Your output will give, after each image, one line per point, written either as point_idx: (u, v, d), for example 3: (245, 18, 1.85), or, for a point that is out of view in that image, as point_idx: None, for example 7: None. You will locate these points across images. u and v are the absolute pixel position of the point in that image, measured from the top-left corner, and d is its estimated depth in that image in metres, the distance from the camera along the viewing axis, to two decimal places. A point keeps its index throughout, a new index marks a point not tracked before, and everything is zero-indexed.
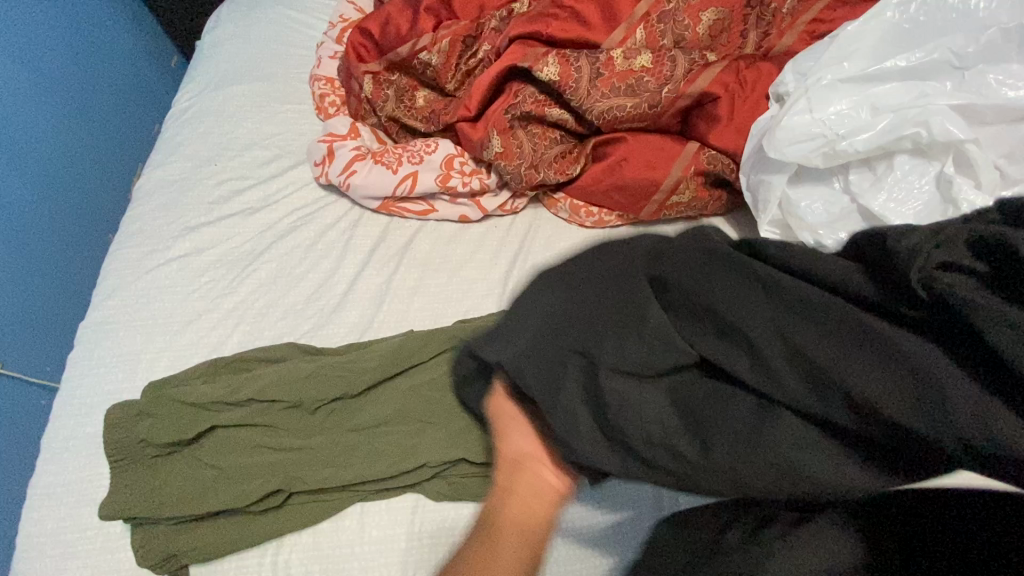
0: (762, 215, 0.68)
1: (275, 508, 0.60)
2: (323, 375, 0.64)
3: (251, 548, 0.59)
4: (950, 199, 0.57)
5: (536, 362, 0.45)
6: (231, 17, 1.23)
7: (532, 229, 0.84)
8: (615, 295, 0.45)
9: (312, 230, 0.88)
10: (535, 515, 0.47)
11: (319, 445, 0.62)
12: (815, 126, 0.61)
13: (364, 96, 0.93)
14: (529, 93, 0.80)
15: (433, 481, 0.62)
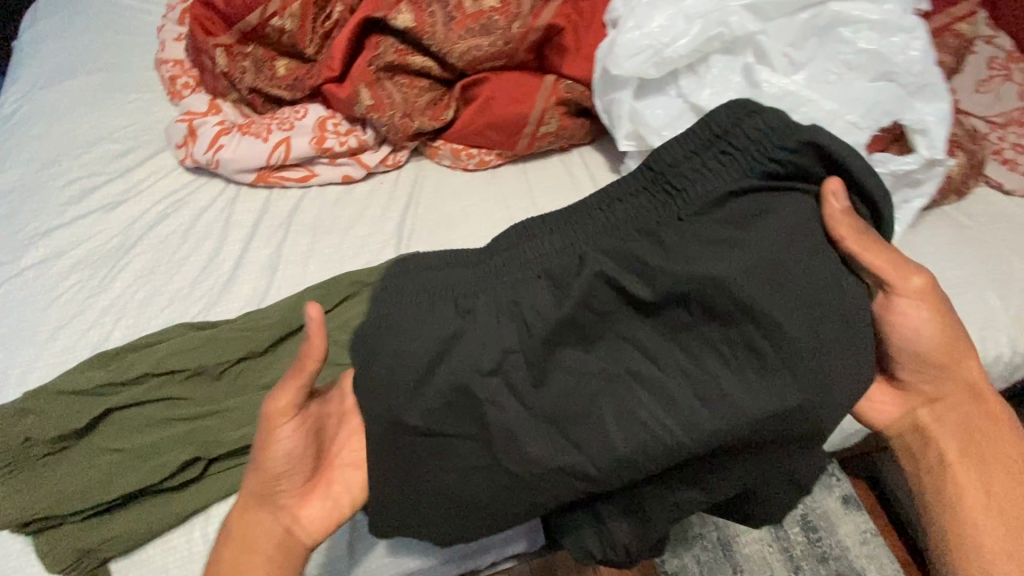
0: (620, 130, 0.80)
1: (190, 484, 0.58)
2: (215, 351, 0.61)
3: (176, 529, 0.57)
4: (755, 84, 0.69)
5: (429, 321, 0.52)
6: (47, 11, 1.11)
7: (418, 179, 0.89)
8: (699, 313, 0.50)
9: (186, 214, 0.84)
10: (290, 455, 0.51)
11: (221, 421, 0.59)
12: (646, 39, 0.71)
13: (219, 70, 0.90)
14: (390, 44, 0.82)
15: None
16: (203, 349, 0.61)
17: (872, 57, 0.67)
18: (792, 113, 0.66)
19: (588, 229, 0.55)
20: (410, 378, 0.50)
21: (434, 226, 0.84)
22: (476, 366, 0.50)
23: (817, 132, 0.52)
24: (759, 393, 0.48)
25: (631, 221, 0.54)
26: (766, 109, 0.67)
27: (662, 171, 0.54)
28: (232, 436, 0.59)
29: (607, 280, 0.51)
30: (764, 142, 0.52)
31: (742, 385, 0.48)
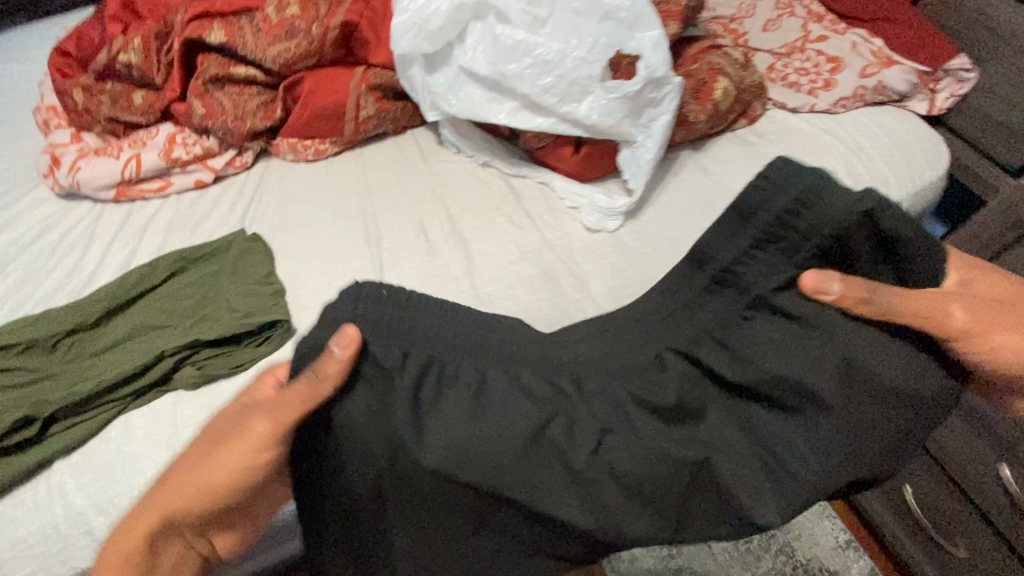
0: (423, 102, 0.89)
1: (42, 434, 0.69)
2: (49, 325, 0.73)
3: (42, 471, 0.69)
4: (506, 40, 0.79)
5: (501, 410, 0.49)
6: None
7: (265, 175, 1.00)
8: (758, 410, 0.53)
9: (57, 234, 0.94)
10: (200, 494, 0.45)
11: (55, 381, 0.70)
12: (414, 18, 0.81)
13: (79, 107, 1.00)
14: (214, 60, 0.94)
15: (173, 378, 0.73)
16: (40, 325, 0.73)
17: (592, 2, 0.78)
18: (535, 59, 0.78)
19: (681, 325, 0.56)
20: (433, 410, 0.48)
21: (274, 212, 0.93)
22: (528, 487, 0.48)
23: (872, 193, 0.51)
24: (745, 492, 0.51)
25: (695, 321, 0.55)
26: (514, 59, 0.78)
27: (788, 262, 0.52)
28: (62, 392, 0.69)
29: (677, 356, 0.55)
30: (838, 212, 0.50)
31: (771, 483, 0.51)
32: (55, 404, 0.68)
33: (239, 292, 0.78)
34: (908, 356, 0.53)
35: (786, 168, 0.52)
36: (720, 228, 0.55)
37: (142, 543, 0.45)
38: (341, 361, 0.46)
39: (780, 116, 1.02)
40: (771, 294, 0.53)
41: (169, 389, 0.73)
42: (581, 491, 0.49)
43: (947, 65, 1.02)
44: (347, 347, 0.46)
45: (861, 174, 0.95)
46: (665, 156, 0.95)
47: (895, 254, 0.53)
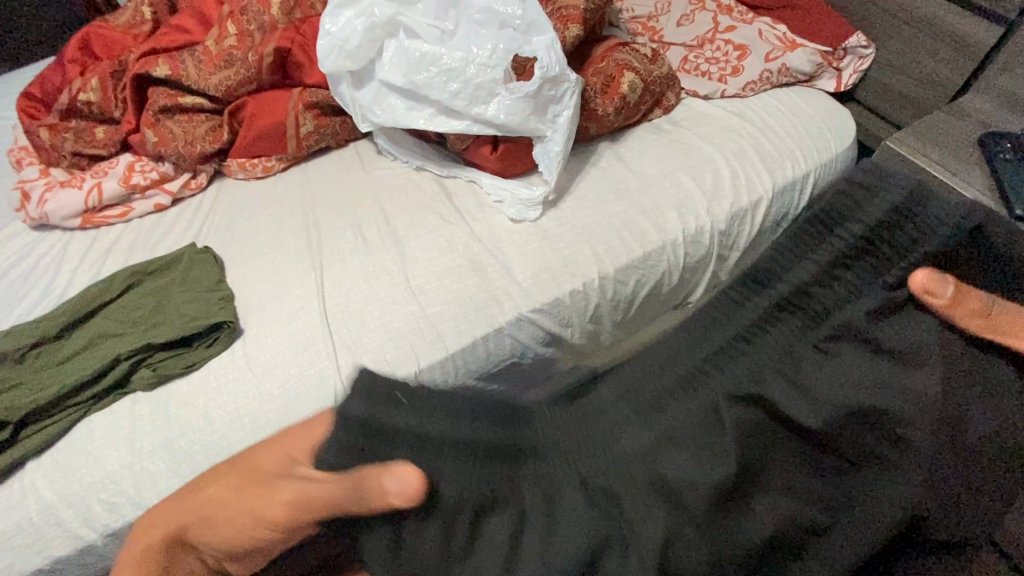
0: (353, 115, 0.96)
1: (14, 439, 0.76)
2: (12, 340, 0.80)
3: (18, 470, 0.76)
4: (417, 53, 0.87)
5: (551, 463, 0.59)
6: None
7: (218, 194, 1.07)
8: (859, 447, 0.55)
9: (29, 262, 1.02)
10: (224, 535, 0.55)
11: (20, 390, 0.78)
12: (334, 39, 0.89)
13: (45, 145, 1.09)
14: (163, 92, 1.03)
15: (128, 382, 0.81)
16: (5, 341, 0.81)
17: (491, 13, 0.87)
18: (442, 67, 0.86)
19: (754, 359, 0.60)
20: (442, 497, 0.52)
21: (226, 226, 1.00)
22: (595, 534, 0.52)
23: (956, 203, 0.61)
24: (836, 512, 0.53)
25: (756, 357, 0.61)
26: (424, 69, 0.86)
27: (808, 322, 0.62)
28: (25, 400, 0.76)
29: (737, 399, 0.57)
30: (933, 222, 0.61)
31: (864, 513, 0.53)
32: (17, 410, 0.76)
33: (187, 300, 0.85)
34: (977, 366, 0.58)
35: (865, 181, 0.64)
36: (789, 242, 0.66)
37: (244, 539, 0.54)
38: (409, 496, 0.48)
39: (693, 103, 1.09)
40: (816, 341, 0.60)
41: (125, 392, 0.80)
42: (710, 540, 0.52)
43: (845, 44, 1.09)
44: (405, 477, 0.48)
45: (769, 150, 1.02)
46: (584, 148, 1.02)
47: (939, 254, 0.61)
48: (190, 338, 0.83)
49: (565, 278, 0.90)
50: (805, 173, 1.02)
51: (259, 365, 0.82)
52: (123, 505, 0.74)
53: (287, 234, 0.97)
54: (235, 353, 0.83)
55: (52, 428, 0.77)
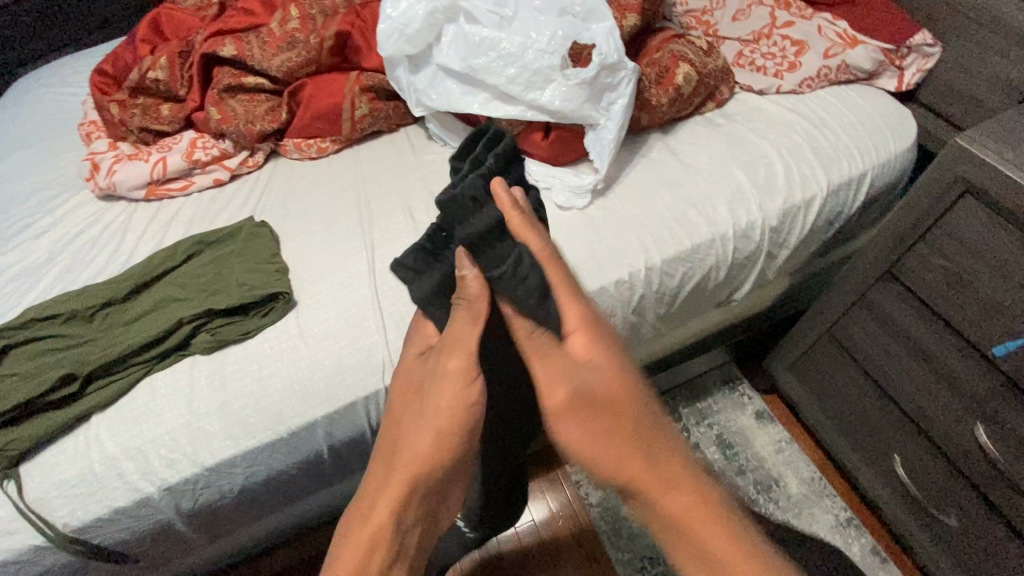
0: (407, 98, 0.97)
1: (82, 392, 0.81)
2: (84, 302, 0.85)
3: (83, 422, 0.80)
4: (477, 38, 0.88)
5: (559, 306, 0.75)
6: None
7: (273, 172, 1.11)
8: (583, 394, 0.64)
9: (97, 229, 1.08)
10: (411, 457, 0.56)
11: (89, 347, 0.82)
12: (395, 22, 0.91)
13: (114, 119, 1.14)
14: (228, 71, 1.07)
15: (187, 346, 0.84)
16: (76, 301, 0.86)
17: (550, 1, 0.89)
18: (502, 53, 0.87)
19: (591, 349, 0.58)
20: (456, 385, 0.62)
21: (282, 203, 1.04)
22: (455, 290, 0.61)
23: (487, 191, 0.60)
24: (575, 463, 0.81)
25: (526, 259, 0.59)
26: (484, 56, 0.88)
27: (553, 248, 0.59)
28: (94, 358, 0.81)
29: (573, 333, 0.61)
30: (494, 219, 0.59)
31: None
32: (86, 366, 0.80)
33: (243, 271, 0.88)
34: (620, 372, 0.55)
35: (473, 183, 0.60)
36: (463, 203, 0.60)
37: (425, 456, 0.56)
38: (472, 274, 0.59)
39: (747, 99, 1.08)
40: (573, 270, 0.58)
41: (184, 356, 0.84)
42: None
43: (911, 42, 1.05)
44: (467, 266, 0.59)
45: (824, 148, 1.00)
46: (635, 138, 1.02)
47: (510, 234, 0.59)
48: (246, 308, 0.86)
49: (612, 267, 0.89)
50: (862, 172, 1.00)
51: (312, 337, 0.84)
52: (181, 461, 0.78)
53: (340, 213, 0.99)
54: (288, 324, 0.86)
55: (117, 384, 0.81)
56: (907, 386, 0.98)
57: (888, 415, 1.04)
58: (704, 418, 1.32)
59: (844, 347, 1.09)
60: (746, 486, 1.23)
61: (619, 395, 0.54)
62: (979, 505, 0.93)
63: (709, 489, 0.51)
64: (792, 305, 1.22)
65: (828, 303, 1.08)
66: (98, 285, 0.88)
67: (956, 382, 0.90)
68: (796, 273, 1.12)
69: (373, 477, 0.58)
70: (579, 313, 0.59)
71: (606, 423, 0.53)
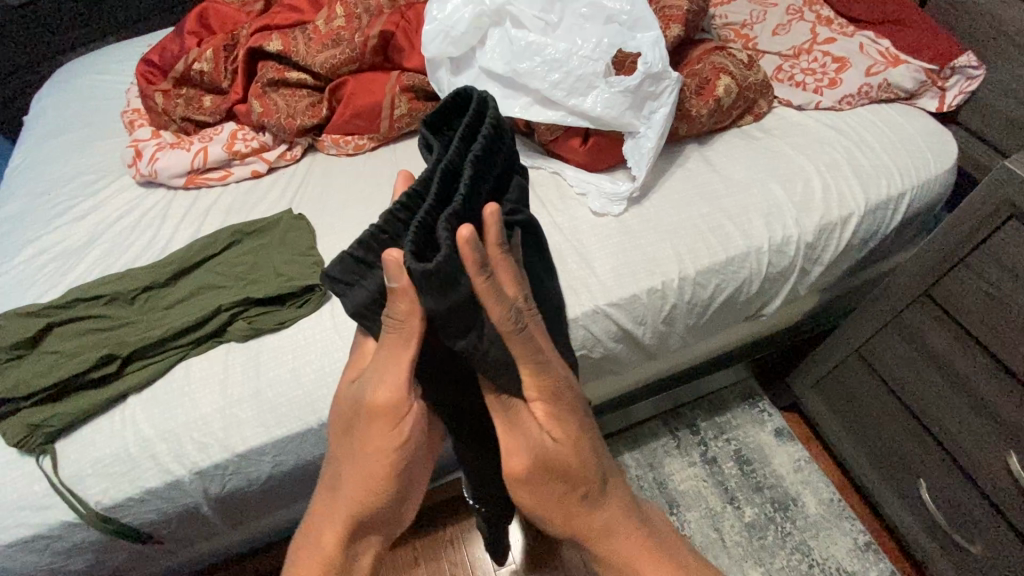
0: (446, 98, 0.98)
1: (118, 373, 0.82)
2: (127, 285, 0.88)
3: (119, 403, 0.82)
4: (523, 42, 0.89)
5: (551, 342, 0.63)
6: (38, 94, 1.42)
7: (310, 166, 1.13)
8: None
9: (136, 215, 1.10)
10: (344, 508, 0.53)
11: (130, 329, 0.84)
12: (441, 22, 0.92)
13: (159, 108, 1.17)
14: (272, 66, 1.09)
15: (223, 333, 0.86)
16: (120, 284, 0.88)
17: (597, 9, 0.90)
18: (547, 58, 0.88)
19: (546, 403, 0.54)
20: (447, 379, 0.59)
21: (318, 197, 1.05)
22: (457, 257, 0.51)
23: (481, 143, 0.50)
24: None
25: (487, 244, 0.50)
26: (528, 60, 0.89)
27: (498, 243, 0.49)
28: (135, 340, 0.82)
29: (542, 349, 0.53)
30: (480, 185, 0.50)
31: None
32: (127, 347, 0.82)
33: (281, 262, 0.90)
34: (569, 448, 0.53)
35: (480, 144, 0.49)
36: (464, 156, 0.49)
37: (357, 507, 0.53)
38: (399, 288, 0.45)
39: (785, 113, 1.08)
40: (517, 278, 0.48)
41: (219, 343, 0.85)
42: None
43: (954, 63, 1.04)
44: (400, 277, 0.44)
45: (863, 166, 0.99)
46: (671, 148, 1.02)
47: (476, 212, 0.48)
48: (282, 298, 0.88)
49: (645, 275, 0.89)
50: (900, 192, 0.99)
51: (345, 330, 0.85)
52: (212, 446, 0.79)
53: (376, 208, 1.01)
54: (323, 316, 0.87)
55: (155, 367, 0.82)
56: (937, 410, 0.97)
57: (914, 438, 1.03)
58: (721, 433, 1.30)
59: (872, 368, 1.08)
60: (763, 504, 1.21)
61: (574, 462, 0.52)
62: (1008, 537, 0.90)
63: (644, 525, 0.59)
64: (819, 324, 1.21)
65: (858, 321, 1.07)
66: (141, 269, 0.90)
67: (990, 409, 0.88)
68: (826, 290, 1.10)
69: (314, 518, 0.56)
70: (536, 375, 0.50)
71: (565, 491, 0.53)
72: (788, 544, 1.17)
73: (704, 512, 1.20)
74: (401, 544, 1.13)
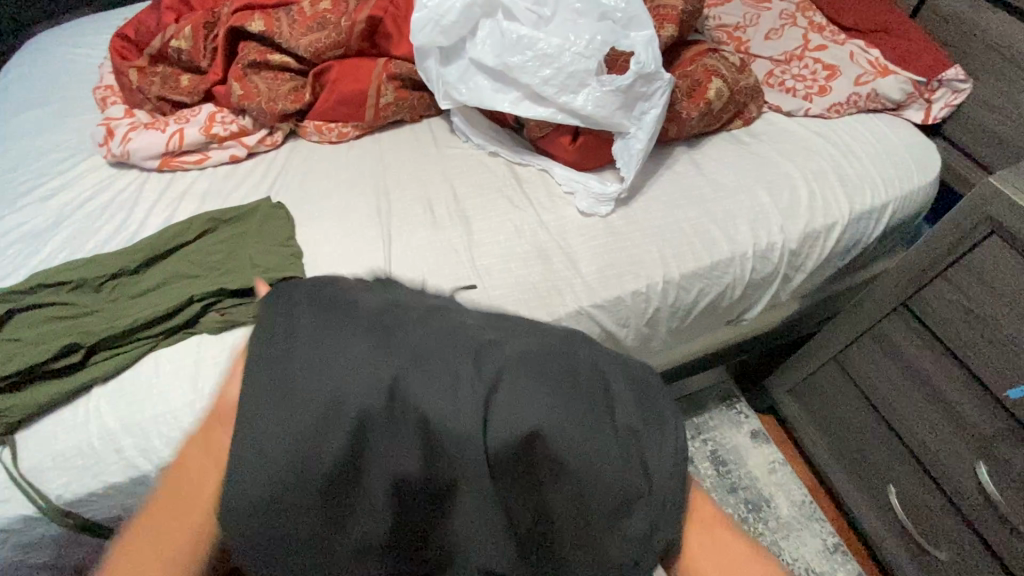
0: (438, 93, 0.96)
1: (80, 363, 0.79)
2: (95, 271, 0.85)
3: (84, 394, 0.78)
4: (516, 34, 0.87)
5: (385, 316, 0.52)
6: (5, 66, 1.35)
7: (292, 152, 1.09)
8: (294, 353, 0.49)
9: (107, 196, 1.05)
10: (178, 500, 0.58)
11: (99, 317, 0.81)
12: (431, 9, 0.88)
13: (133, 86, 1.12)
14: (254, 47, 1.06)
15: (199, 321, 0.83)
16: (90, 270, 0.85)
17: (591, 3, 0.88)
18: (539, 52, 0.86)
19: (303, 336, 0.51)
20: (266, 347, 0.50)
21: (300, 185, 1.02)
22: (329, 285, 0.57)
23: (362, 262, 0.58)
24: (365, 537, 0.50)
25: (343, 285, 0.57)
26: (519, 52, 0.87)
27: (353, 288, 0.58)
28: (103, 328, 0.79)
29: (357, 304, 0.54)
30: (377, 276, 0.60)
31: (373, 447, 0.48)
32: (93, 336, 0.79)
33: (257, 249, 0.88)
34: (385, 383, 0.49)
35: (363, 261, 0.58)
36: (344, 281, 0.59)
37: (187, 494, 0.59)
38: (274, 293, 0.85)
39: (775, 119, 1.08)
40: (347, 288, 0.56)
41: (193, 332, 0.83)
42: (362, 367, 0.49)
43: (941, 75, 1.05)
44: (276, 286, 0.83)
45: (849, 174, 1.00)
46: (661, 149, 1.01)
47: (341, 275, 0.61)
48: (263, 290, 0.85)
49: (631, 278, 0.88)
50: (884, 203, 0.99)
51: None
52: (181, 441, 0.76)
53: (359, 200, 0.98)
54: None
55: (125, 355, 0.80)
56: (909, 417, 0.99)
57: (889, 447, 1.04)
58: (698, 434, 1.31)
59: (848, 375, 1.09)
60: (737, 504, 1.22)
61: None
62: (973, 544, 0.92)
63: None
64: (800, 328, 1.22)
65: (837, 328, 1.08)
66: (108, 256, 0.87)
67: (964, 421, 0.90)
68: (808, 296, 1.11)
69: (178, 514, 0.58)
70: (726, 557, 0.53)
71: None
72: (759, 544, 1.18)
73: None
74: None
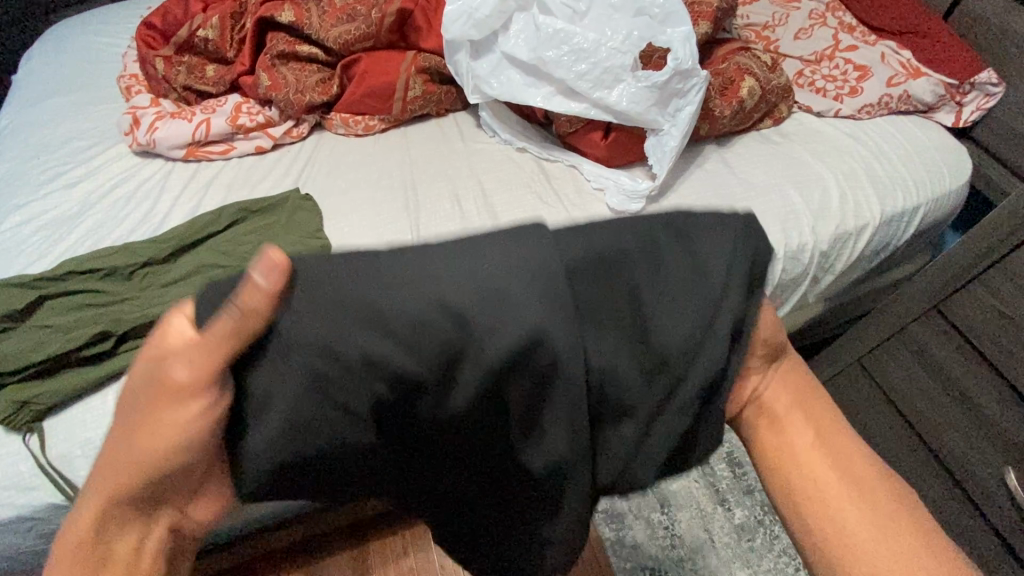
0: (467, 86, 0.95)
1: (110, 351, 0.78)
2: (125, 259, 0.84)
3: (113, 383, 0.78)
4: (550, 28, 0.87)
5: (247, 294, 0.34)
6: (27, 54, 1.35)
7: (317, 145, 1.09)
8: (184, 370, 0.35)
9: (133, 185, 1.05)
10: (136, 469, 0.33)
11: (130, 305, 0.81)
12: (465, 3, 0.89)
13: (159, 74, 1.11)
14: (282, 38, 1.06)
15: None
16: (120, 258, 0.85)
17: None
18: (574, 46, 0.85)
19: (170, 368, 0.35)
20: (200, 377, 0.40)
21: (327, 177, 1.01)
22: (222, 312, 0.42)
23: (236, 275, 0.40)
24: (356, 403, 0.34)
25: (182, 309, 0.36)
26: (554, 46, 0.86)
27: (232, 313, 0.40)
28: (135, 316, 0.79)
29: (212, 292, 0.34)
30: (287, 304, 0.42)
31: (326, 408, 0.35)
32: (125, 324, 0.79)
33: (285, 241, 0.88)
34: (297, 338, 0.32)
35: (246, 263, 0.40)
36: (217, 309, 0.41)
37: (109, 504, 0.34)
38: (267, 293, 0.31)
39: (804, 120, 1.07)
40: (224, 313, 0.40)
41: None
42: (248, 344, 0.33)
43: (974, 78, 1.03)
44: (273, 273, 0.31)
45: (879, 175, 0.99)
46: (691, 148, 1.00)
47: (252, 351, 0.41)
48: None
49: None
50: (915, 206, 0.99)
51: None
52: None
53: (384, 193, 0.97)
54: None
55: None
56: (935, 422, 0.98)
57: (913, 453, 1.03)
58: None
59: (875, 378, 1.08)
60: (755, 506, 1.21)
61: (837, 490, 0.41)
62: (999, 553, 0.91)
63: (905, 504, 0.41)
64: (824, 331, 1.21)
65: (864, 330, 1.07)
66: (137, 244, 0.87)
67: (995, 427, 0.88)
68: (834, 298, 1.10)
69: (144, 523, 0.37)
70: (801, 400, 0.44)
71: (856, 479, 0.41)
72: (776, 547, 1.17)
73: (695, 513, 1.20)
74: (391, 534, 1.11)
